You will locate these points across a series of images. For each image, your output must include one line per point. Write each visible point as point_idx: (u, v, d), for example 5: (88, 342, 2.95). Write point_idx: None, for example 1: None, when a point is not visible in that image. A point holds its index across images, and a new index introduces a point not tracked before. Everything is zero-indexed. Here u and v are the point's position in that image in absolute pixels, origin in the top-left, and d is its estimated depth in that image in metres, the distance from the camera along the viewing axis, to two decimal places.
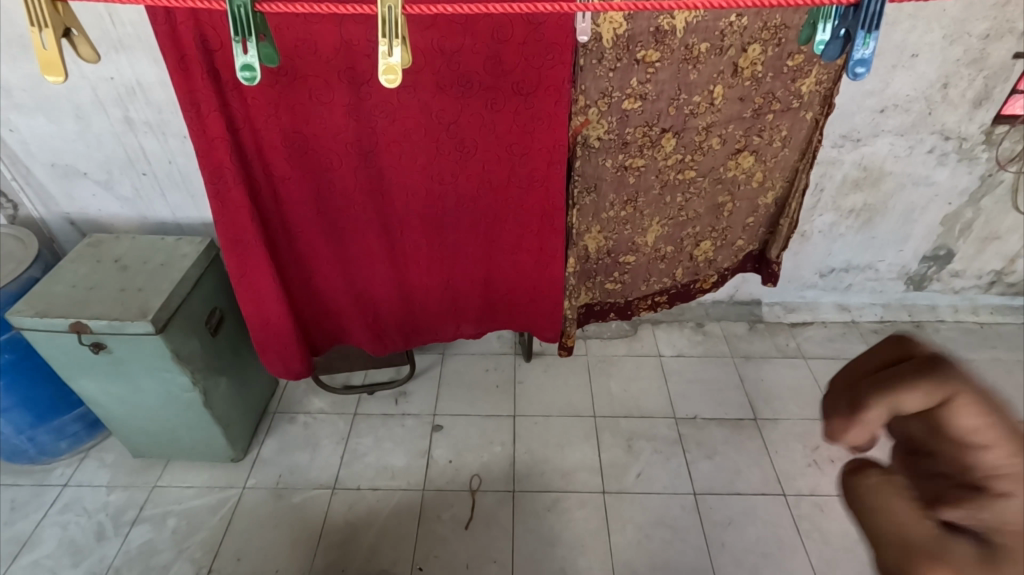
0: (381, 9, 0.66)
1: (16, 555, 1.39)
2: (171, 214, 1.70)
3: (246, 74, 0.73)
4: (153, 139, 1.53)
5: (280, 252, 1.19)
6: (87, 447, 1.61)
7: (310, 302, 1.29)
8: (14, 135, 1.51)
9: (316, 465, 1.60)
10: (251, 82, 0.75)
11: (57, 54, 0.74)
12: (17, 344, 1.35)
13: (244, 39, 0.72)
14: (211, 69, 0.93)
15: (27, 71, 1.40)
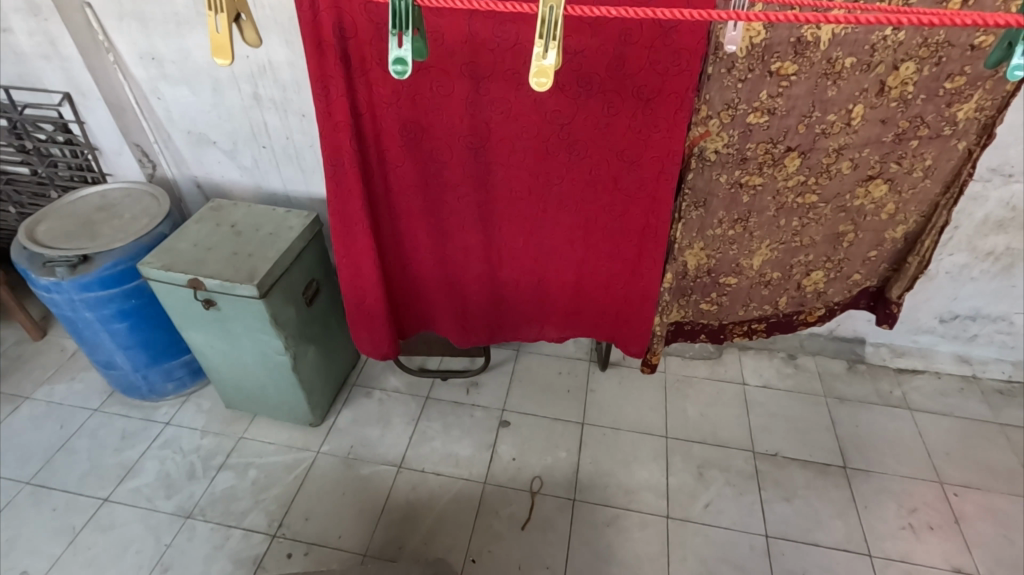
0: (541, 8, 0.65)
1: (121, 479, 1.54)
2: (283, 186, 1.82)
3: (397, 69, 0.73)
4: (276, 115, 1.63)
5: (383, 236, 1.23)
6: (189, 391, 1.76)
7: (404, 287, 1.33)
8: (161, 102, 1.67)
9: (386, 441, 1.65)
10: (400, 77, 0.75)
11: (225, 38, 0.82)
12: (144, 292, 1.49)
13: (399, 32, 0.72)
14: (345, 55, 0.97)
15: (177, 45, 1.53)
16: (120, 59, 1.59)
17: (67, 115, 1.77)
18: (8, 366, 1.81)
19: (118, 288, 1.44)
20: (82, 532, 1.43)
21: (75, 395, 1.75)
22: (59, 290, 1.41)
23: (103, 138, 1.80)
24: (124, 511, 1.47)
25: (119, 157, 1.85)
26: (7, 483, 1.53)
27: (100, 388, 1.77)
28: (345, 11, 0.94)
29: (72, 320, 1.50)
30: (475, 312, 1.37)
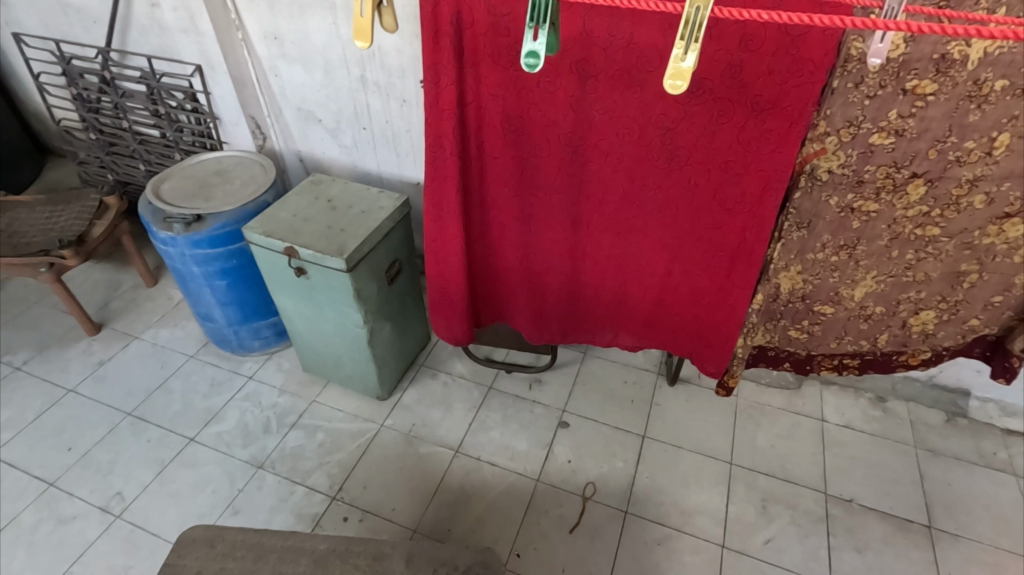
0: (687, 10, 0.65)
1: (206, 423, 1.68)
2: (377, 167, 1.89)
3: (529, 61, 0.74)
4: (379, 99, 1.70)
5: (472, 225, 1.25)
6: (273, 350, 1.89)
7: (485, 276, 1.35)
8: (277, 79, 1.79)
9: (446, 424, 1.69)
10: (529, 70, 0.76)
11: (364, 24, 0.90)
12: (244, 254, 1.61)
13: (535, 26, 0.73)
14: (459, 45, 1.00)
15: (298, 27, 1.63)
16: (247, 37, 1.72)
17: (196, 86, 1.93)
18: (123, 307, 2.02)
19: (223, 248, 1.56)
20: (169, 465, 1.57)
21: (176, 340, 1.91)
22: (174, 245, 1.54)
23: (225, 109, 1.96)
24: (206, 452, 1.60)
25: (236, 128, 2.00)
26: (113, 411, 1.70)
27: (197, 337, 1.92)
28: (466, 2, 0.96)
29: (181, 273, 1.63)
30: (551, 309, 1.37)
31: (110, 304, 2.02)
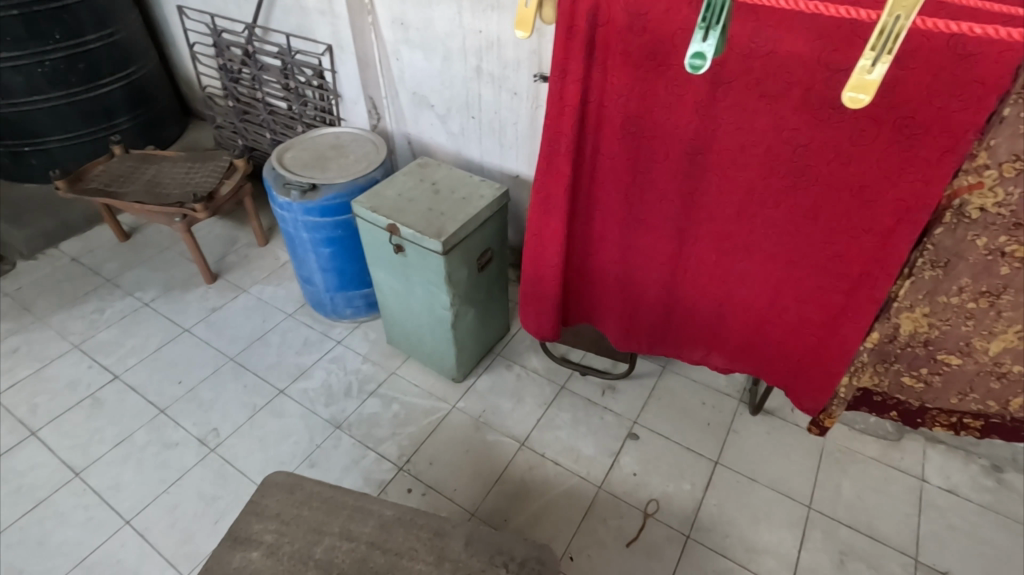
0: (885, 19, 0.66)
1: (295, 378, 1.80)
2: (480, 156, 1.93)
3: (694, 62, 0.76)
4: (491, 89, 1.73)
5: (575, 223, 1.26)
6: (362, 320, 1.98)
7: (581, 275, 1.36)
8: (398, 63, 1.87)
9: (515, 416, 1.71)
10: (692, 71, 0.78)
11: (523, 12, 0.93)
12: (349, 225, 1.70)
13: (706, 27, 0.75)
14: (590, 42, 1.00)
15: (424, 15, 1.70)
16: (377, 22, 1.82)
17: (325, 65, 2.07)
18: (237, 261, 2.20)
19: (332, 217, 1.66)
20: (260, 411, 1.70)
21: (277, 298, 2.06)
22: (289, 209, 1.65)
23: (347, 87, 2.08)
24: (292, 405, 1.72)
25: (355, 106, 2.12)
26: (218, 354, 1.86)
27: (296, 298, 2.06)
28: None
29: (292, 237, 1.75)
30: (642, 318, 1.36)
31: (226, 257, 2.22)
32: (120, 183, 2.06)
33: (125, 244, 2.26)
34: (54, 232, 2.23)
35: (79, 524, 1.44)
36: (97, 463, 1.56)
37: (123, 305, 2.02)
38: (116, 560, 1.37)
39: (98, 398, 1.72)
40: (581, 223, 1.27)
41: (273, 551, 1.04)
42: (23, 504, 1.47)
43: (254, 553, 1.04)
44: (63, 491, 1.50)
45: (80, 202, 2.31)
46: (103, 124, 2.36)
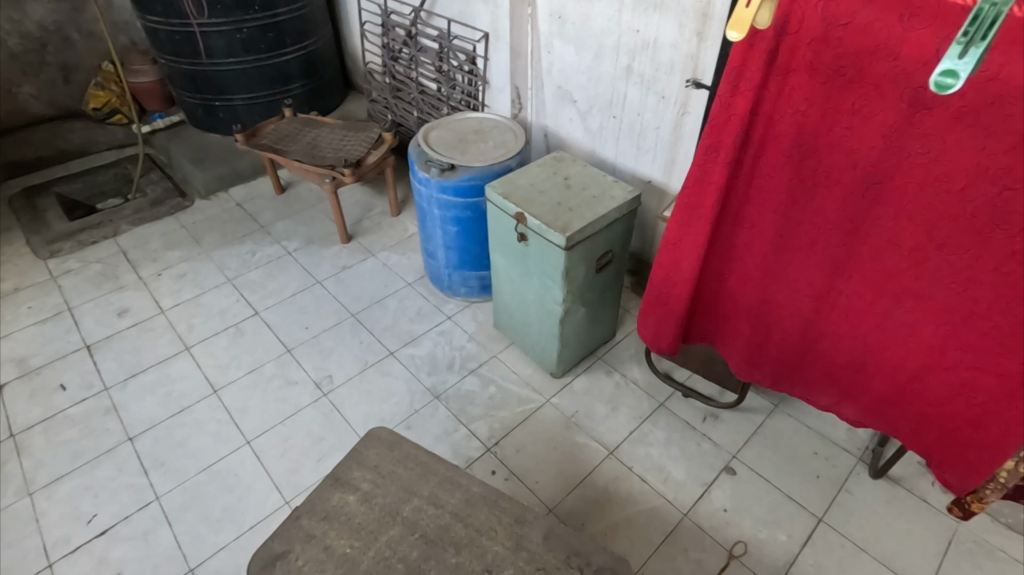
0: None
1: (405, 343, 1.90)
2: (614, 157, 1.90)
3: (942, 81, 0.78)
4: (638, 91, 1.69)
5: (719, 237, 1.24)
6: (473, 300, 2.05)
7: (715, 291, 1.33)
8: (549, 56, 1.90)
9: (608, 423, 1.68)
10: (936, 91, 0.80)
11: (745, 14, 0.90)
12: (478, 207, 1.76)
13: (965, 45, 0.77)
14: (774, 50, 0.98)
15: (584, 10, 1.70)
16: (536, 13, 1.85)
17: (479, 51, 2.14)
18: (370, 227, 2.37)
19: (464, 198, 1.72)
20: (370, 368, 1.82)
21: (400, 266, 2.19)
22: (427, 185, 1.74)
23: (496, 75, 2.14)
24: (399, 368, 1.82)
25: (499, 94, 2.17)
26: (342, 308, 2.02)
27: (416, 269, 2.18)
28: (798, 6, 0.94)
29: (424, 211, 1.85)
30: (774, 346, 1.30)
31: (361, 221, 2.39)
32: (286, 142, 2.29)
33: (280, 197, 2.52)
34: (226, 178, 2.55)
35: (210, 434, 1.63)
36: (232, 385, 1.76)
37: (271, 251, 2.25)
38: (234, 473, 1.55)
39: (240, 328, 1.94)
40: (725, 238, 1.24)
41: (368, 500, 1.12)
42: (170, 407, 1.70)
43: (351, 496, 1.12)
44: (202, 403, 1.72)
45: (250, 155, 2.61)
46: (280, 88, 2.63)
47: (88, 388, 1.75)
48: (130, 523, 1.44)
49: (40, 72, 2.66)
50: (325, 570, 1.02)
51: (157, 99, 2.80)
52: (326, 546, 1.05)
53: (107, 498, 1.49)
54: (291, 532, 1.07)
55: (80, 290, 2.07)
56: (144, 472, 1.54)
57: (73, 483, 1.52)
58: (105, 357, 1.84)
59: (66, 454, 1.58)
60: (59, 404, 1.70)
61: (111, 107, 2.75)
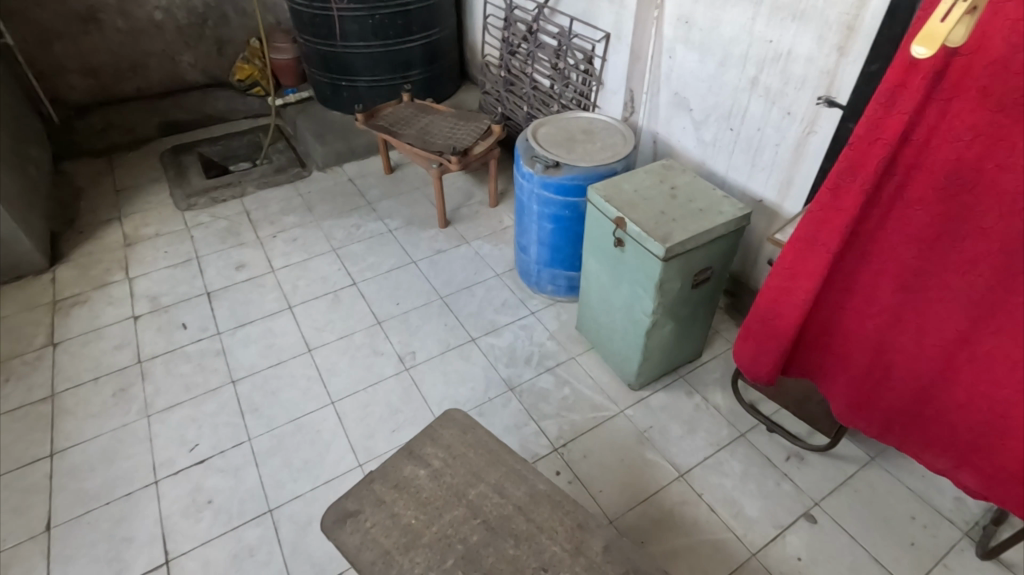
0: None
1: (487, 332, 1.94)
2: (724, 171, 1.81)
3: None
4: (762, 104, 1.60)
5: (839, 267, 1.16)
6: (558, 299, 2.05)
7: (824, 323, 1.26)
8: (670, 61, 1.85)
9: (681, 445, 1.62)
10: None
11: (940, 30, 0.83)
12: (577, 207, 1.76)
13: None
14: (940, 72, 0.90)
15: (714, 15, 1.64)
16: (662, 17, 1.81)
17: (597, 51, 2.13)
18: (467, 214, 2.43)
19: (564, 196, 1.72)
20: (451, 351, 1.87)
21: (491, 257, 2.23)
22: (529, 180, 1.75)
23: (611, 77, 2.11)
24: (478, 355, 1.86)
25: (612, 96, 2.14)
26: (432, 290, 2.09)
27: (506, 261, 2.21)
28: (978, 24, 0.85)
29: (523, 205, 1.87)
30: (886, 391, 1.20)
31: (460, 208, 2.46)
32: (401, 125, 2.40)
33: (388, 177, 2.65)
34: (342, 154, 2.71)
35: (301, 389, 1.76)
36: (324, 347, 1.88)
37: (373, 227, 2.37)
38: (317, 428, 1.65)
39: (338, 296, 2.07)
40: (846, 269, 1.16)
41: (437, 477, 1.15)
42: (270, 359, 1.85)
43: (422, 471, 1.16)
44: (297, 360, 1.85)
45: (366, 134, 2.76)
46: (401, 73, 2.76)
47: (204, 331, 1.93)
48: (224, 457, 1.58)
49: (199, 43, 2.97)
50: (390, 536, 1.06)
51: (292, 75, 3.03)
52: (393, 513, 1.09)
53: (208, 431, 1.64)
54: (363, 493, 1.12)
55: (208, 241, 2.29)
56: (241, 414, 1.69)
57: (182, 413, 1.69)
58: (221, 305, 2.03)
59: (180, 386, 1.76)
60: (179, 341, 1.90)
61: (252, 79, 3.02)
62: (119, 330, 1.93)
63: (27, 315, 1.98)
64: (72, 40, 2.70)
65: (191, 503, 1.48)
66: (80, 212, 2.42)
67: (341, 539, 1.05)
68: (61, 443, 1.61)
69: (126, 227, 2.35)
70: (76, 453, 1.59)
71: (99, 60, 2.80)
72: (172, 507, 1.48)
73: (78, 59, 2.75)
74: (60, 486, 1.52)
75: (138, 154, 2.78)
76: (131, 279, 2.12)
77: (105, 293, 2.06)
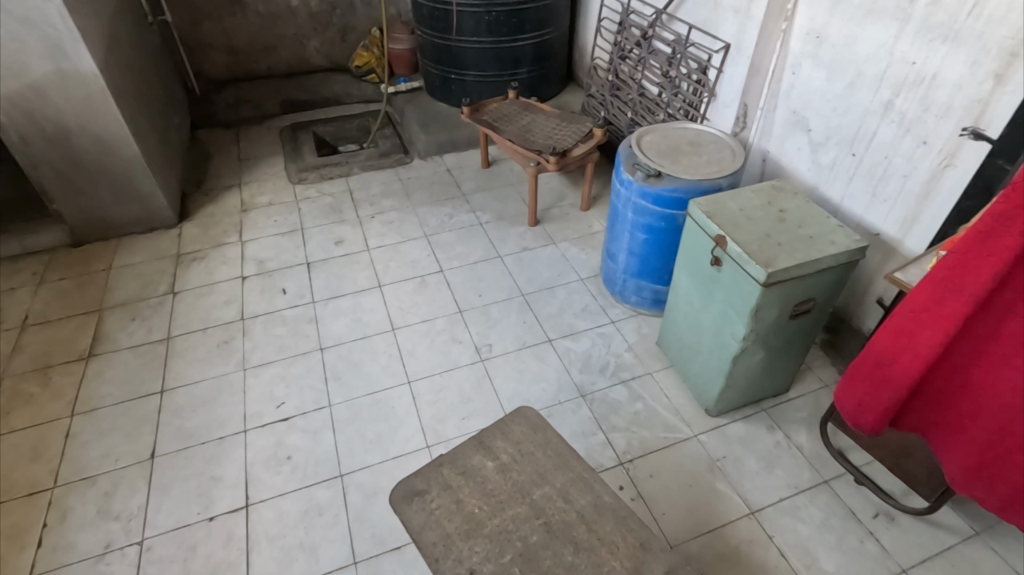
0: None
1: (564, 335, 1.93)
2: (839, 199, 1.69)
3: None
4: (894, 130, 1.48)
5: (978, 320, 1.04)
6: (641, 312, 2.01)
7: (950, 378, 1.14)
8: (793, 77, 1.75)
9: (756, 481, 1.53)
10: None
11: None
12: (674, 220, 1.71)
13: None
14: None
15: (851, 31, 1.53)
16: (790, 30, 1.71)
17: (713, 62, 2.05)
18: (558, 216, 2.43)
19: (662, 207, 1.68)
20: (526, 348, 1.88)
21: (577, 260, 2.22)
22: (628, 187, 1.73)
23: (725, 89, 2.03)
24: (553, 357, 1.86)
25: (724, 110, 2.06)
26: (514, 286, 2.11)
27: (592, 267, 2.19)
28: None
29: (617, 212, 1.84)
30: (1014, 467, 1.06)
31: (551, 209, 2.46)
32: (504, 121, 2.44)
33: (484, 171, 2.70)
34: (443, 145, 2.80)
35: (381, 366, 1.84)
36: (407, 328, 1.96)
37: (465, 218, 2.43)
38: (392, 405, 1.72)
39: (424, 281, 2.14)
40: (987, 323, 1.04)
41: (503, 471, 1.16)
42: (356, 332, 1.94)
43: (490, 463, 1.17)
44: (381, 337, 1.93)
45: (468, 127, 2.83)
46: (509, 71, 2.81)
47: (301, 298, 2.07)
48: (306, 418, 1.69)
49: (325, 29, 3.16)
50: (453, 520, 1.08)
51: (406, 65, 3.16)
52: (458, 499, 1.11)
53: (294, 392, 1.76)
54: (431, 475, 1.15)
55: (313, 215, 2.44)
56: (325, 381, 1.79)
57: (274, 371, 1.82)
58: (318, 275, 2.16)
59: (275, 346, 1.90)
60: (278, 304, 2.04)
61: (369, 67, 3.18)
62: (228, 287, 2.11)
63: (155, 263, 2.20)
64: (219, 20, 2.97)
65: (272, 456, 1.59)
66: (207, 176, 2.66)
67: (406, 515, 1.09)
68: (170, 383, 1.78)
69: (244, 194, 2.56)
70: (182, 394, 1.75)
71: (239, 40, 3.06)
72: (256, 457, 1.59)
73: (222, 37, 3.02)
74: (166, 420, 1.68)
75: (260, 128, 3.01)
76: (243, 242, 2.30)
77: (220, 252, 2.26)
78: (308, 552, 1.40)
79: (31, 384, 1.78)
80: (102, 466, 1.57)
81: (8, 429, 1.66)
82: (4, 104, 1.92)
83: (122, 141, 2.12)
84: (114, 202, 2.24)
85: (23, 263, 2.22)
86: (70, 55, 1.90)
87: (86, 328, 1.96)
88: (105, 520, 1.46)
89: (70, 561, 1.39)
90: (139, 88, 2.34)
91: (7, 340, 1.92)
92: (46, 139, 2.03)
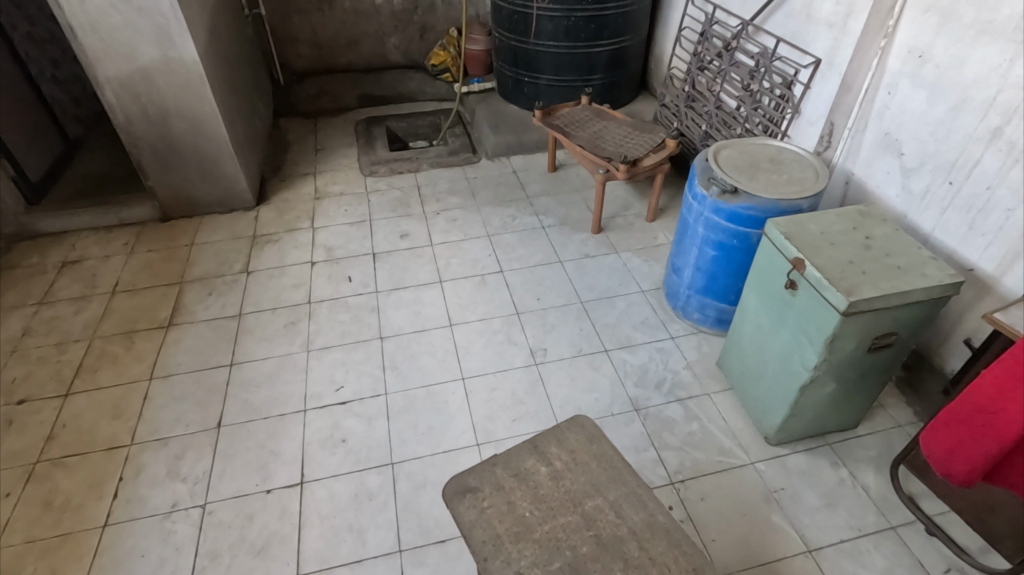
0: None
1: (621, 346, 1.90)
2: (930, 229, 1.58)
3: None
4: (1000, 159, 1.37)
5: None
6: (702, 330, 1.96)
7: None
8: (888, 97, 1.66)
9: (815, 518, 1.46)
10: None
11: None
12: (747, 238, 1.66)
13: None
14: None
15: (960, 52, 1.43)
16: (889, 48, 1.62)
17: (800, 77, 1.97)
18: (622, 225, 2.40)
19: (735, 224, 1.64)
20: (582, 356, 1.87)
21: (639, 272, 2.18)
22: (701, 202, 1.69)
23: (811, 106, 1.94)
24: (608, 367, 1.84)
25: (807, 128, 1.97)
26: (573, 293, 2.10)
27: (654, 280, 2.15)
28: None
29: (687, 226, 1.80)
30: None
31: (615, 217, 2.44)
32: (575, 127, 2.44)
33: (550, 175, 2.70)
34: (511, 146, 2.82)
35: (436, 359, 1.87)
36: (464, 325, 1.98)
37: (528, 221, 2.44)
38: (446, 399, 1.74)
39: (484, 280, 2.16)
40: None
41: (557, 478, 1.12)
42: (415, 325, 1.98)
43: (543, 468, 1.14)
44: (439, 331, 1.96)
45: (537, 131, 2.84)
46: (582, 76, 2.80)
47: (365, 287, 2.13)
48: (362, 404, 1.73)
49: (406, 27, 3.25)
50: (504, 521, 1.06)
51: (480, 65, 3.20)
52: (509, 501, 1.09)
53: (353, 377, 1.81)
54: (484, 473, 1.13)
55: (382, 208, 2.52)
56: (382, 369, 1.84)
57: (335, 355, 1.88)
58: (383, 266, 2.22)
59: (337, 331, 1.96)
60: (343, 292, 2.11)
61: (444, 66, 3.23)
62: (298, 271, 2.19)
63: (232, 243, 2.32)
64: (308, 14, 3.11)
65: (329, 438, 1.65)
66: (285, 163, 2.79)
67: (458, 511, 1.07)
68: (240, 357, 1.88)
69: (317, 182, 2.67)
70: (249, 368, 1.84)
71: (324, 35, 3.19)
72: (313, 436, 1.65)
73: (308, 32, 3.16)
74: (233, 392, 1.77)
75: (337, 120, 3.12)
76: (314, 229, 2.39)
77: (292, 236, 2.36)
78: (356, 535, 1.44)
79: (117, 346, 1.92)
80: (174, 430, 1.67)
81: (95, 386, 1.80)
82: (115, 85, 2.08)
83: (213, 125, 2.25)
84: (201, 182, 2.38)
85: (117, 233, 2.39)
86: (175, 42, 2.03)
87: (168, 298, 2.09)
88: (174, 481, 1.55)
89: (141, 516, 1.48)
90: (231, 75, 2.47)
91: (99, 303, 2.07)
92: (147, 119, 2.18)
